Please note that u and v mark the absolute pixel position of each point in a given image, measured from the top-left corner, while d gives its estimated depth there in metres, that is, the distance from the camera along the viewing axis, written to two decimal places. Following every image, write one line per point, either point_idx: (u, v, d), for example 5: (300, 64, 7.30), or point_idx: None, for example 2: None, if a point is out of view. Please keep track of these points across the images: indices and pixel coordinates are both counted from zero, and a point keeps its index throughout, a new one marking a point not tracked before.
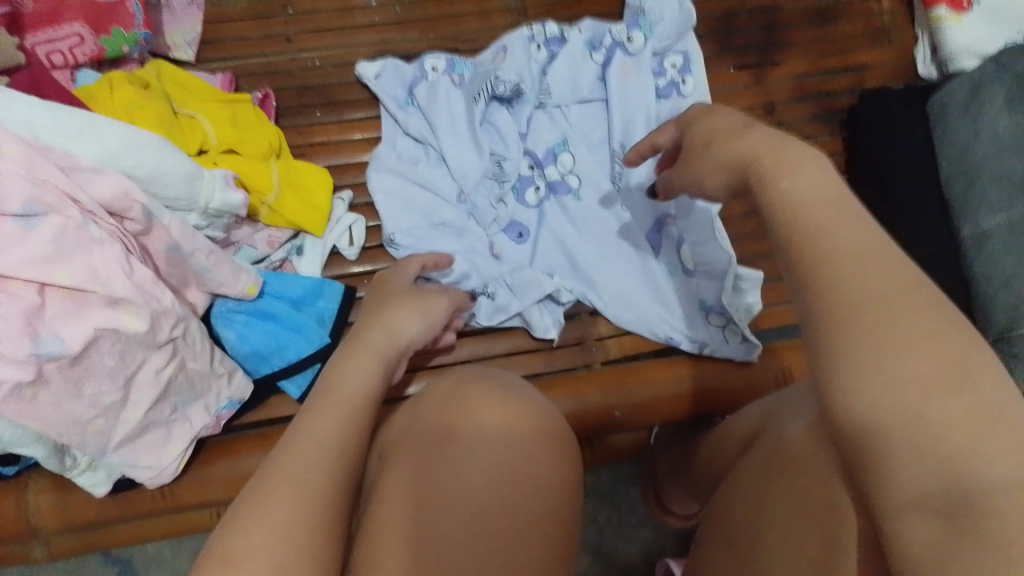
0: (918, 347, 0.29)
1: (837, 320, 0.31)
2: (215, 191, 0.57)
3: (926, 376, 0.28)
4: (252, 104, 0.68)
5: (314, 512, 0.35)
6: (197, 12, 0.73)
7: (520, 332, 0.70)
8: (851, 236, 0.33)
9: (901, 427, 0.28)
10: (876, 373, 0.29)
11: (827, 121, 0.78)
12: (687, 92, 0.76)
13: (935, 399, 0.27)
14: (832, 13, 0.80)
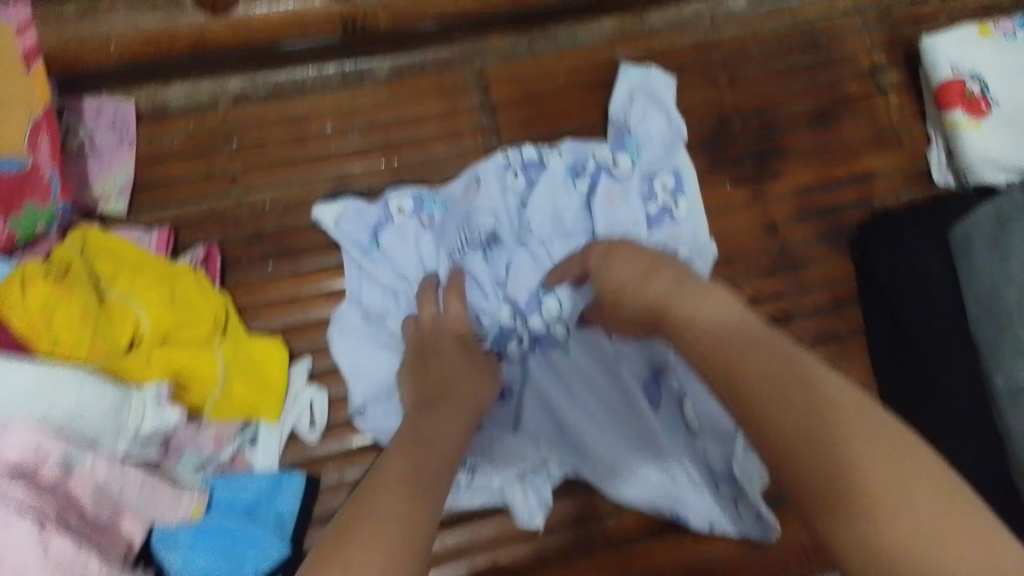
0: (847, 443, 0.33)
1: (786, 438, 0.35)
2: (146, 413, 0.52)
3: (870, 491, 0.32)
4: (192, 272, 0.61)
5: None
6: (128, 154, 0.65)
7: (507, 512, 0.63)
8: (762, 371, 0.37)
9: (906, 552, 0.30)
10: (854, 493, 0.32)
11: (834, 240, 0.70)
12: (681, 214, 0.68)
13: (881, 510, 0.31)
14: (834, 114, 0.73)
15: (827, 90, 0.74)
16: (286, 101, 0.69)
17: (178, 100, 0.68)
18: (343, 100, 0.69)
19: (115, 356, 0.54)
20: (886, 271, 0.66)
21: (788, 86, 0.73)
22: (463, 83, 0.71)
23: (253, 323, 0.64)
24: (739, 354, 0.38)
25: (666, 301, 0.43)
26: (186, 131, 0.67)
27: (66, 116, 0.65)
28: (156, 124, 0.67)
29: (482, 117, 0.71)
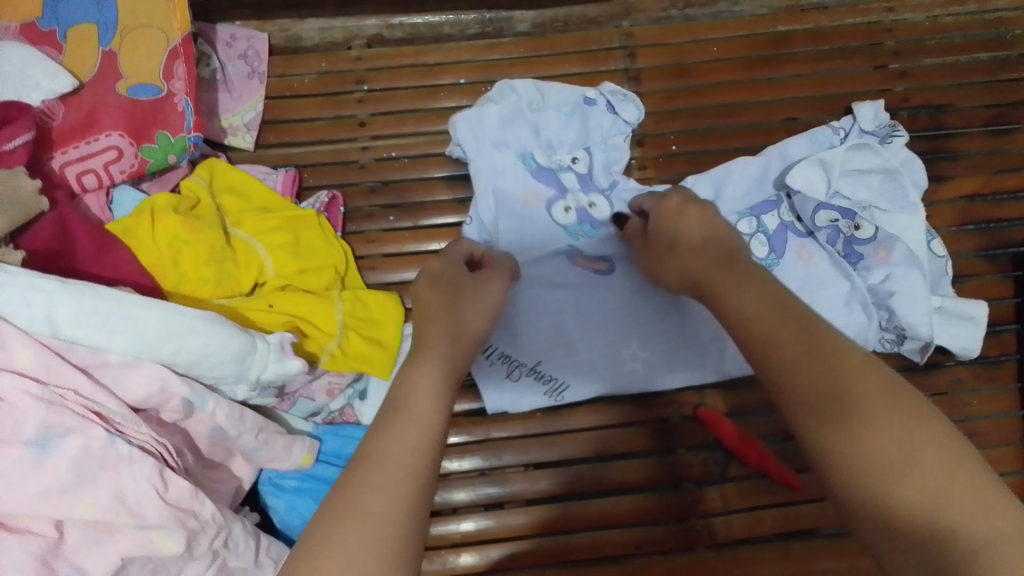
0: (902, 455, 0.32)
1: (824, 372, 0.36)
2: (269, 363, 0.47)
3: (839, 392, 0.35)
4: (318, 216, 0.57)
5: (402, 519, 0.33)
6: (259, 87, 0.63)
7: (624, 501, 0.59)
8: (778, 314, 0.40)
9: (907, 490, 0.31)
10: (852, 429, 0.33)
11: (995, 258, 0.64)
12: (940, 250, 0.61)
13: (842, 417, 0.34)
14: (1011, 117, 0.66)
15: (1008, 89, 0.67)
16: (422, 48, 0.66)
17: (313, 37, 0.66)
18: (480, 52, 0.66)
19: (237, 296, 0.52)
20: None
21: (966, 81, 0.67)
22: (607, 45, 0.67)
23: (369, 276, 0.61)
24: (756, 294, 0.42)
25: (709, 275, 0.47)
26: (318, 69, 0.65)
27: (201, 43, 0.63)
28: (288, 58, 0.65)
29: (624, 82, 0.66)
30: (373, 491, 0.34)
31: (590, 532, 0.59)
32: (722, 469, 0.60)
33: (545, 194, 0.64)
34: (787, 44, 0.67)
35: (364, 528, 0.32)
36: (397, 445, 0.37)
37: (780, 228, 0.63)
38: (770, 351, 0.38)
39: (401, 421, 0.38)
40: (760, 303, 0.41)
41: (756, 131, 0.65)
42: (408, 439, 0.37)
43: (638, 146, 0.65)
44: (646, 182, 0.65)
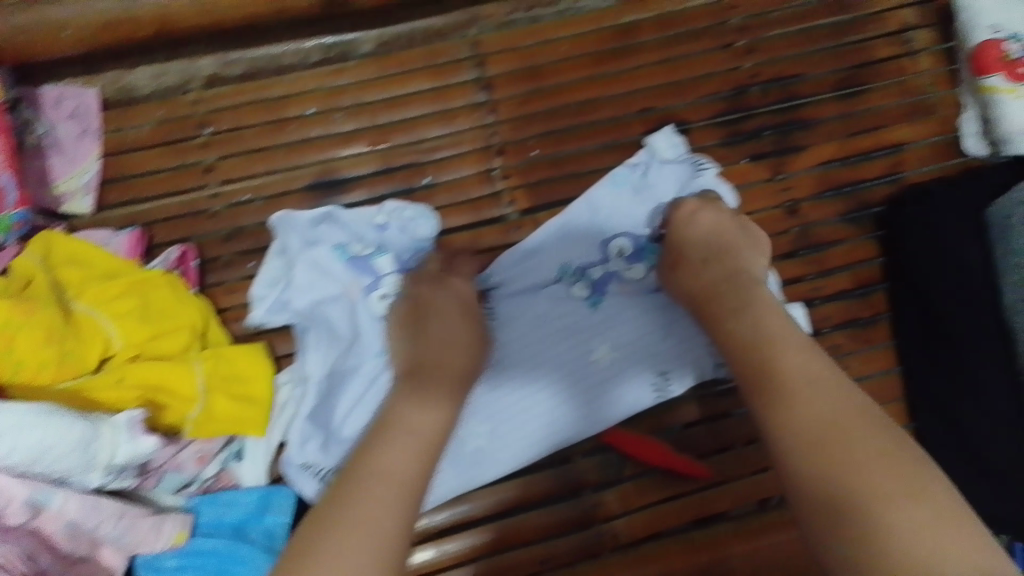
0: (884, 477, 0.37)
1: (767, 359, 0.45)
2: (119, 443, 0.46)
3: (777, 379, 0.43)
4: (166, 275, 0.55)
5: (391, 516, 0.39)
6: (93, 145, 0.60)
7: (529, 518, 0.58)
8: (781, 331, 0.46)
9: (863, 490, 0.37)
10: (779, 391, 0.43)
11: (859, 219, 0.66)
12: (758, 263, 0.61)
13: (792, 405, 0.42)
14: (858, 79, 0.68)
15: (850, 52, 0.68)
16: (264, 82, 0.64)
17: (146, 86, 0.63)
18: (325, 79, 0.64)
19: (83, 376, 0.50)
20: (910, 257, 0.63)
21: (811, 49, 0.68)
22: (456, 58, 0.65)
23: (235, 327, 0.59)
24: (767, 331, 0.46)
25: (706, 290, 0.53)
26: (156, 117, 0.62)
27: (22, 109, 0.60)
28: (121, 112, 0.62)
29: (477, 93, 0.65)
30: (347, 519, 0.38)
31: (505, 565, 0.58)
32: (619, 468, 0.60)
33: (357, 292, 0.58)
34: (633, 34, 0.67)
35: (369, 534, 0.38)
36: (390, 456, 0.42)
37: (598, 256, 0.62)
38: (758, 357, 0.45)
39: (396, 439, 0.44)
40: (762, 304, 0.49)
41: (612, 126, 0.65)
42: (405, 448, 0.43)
43: (501, 155, 0.64)
44: (512, 191, 0.63)
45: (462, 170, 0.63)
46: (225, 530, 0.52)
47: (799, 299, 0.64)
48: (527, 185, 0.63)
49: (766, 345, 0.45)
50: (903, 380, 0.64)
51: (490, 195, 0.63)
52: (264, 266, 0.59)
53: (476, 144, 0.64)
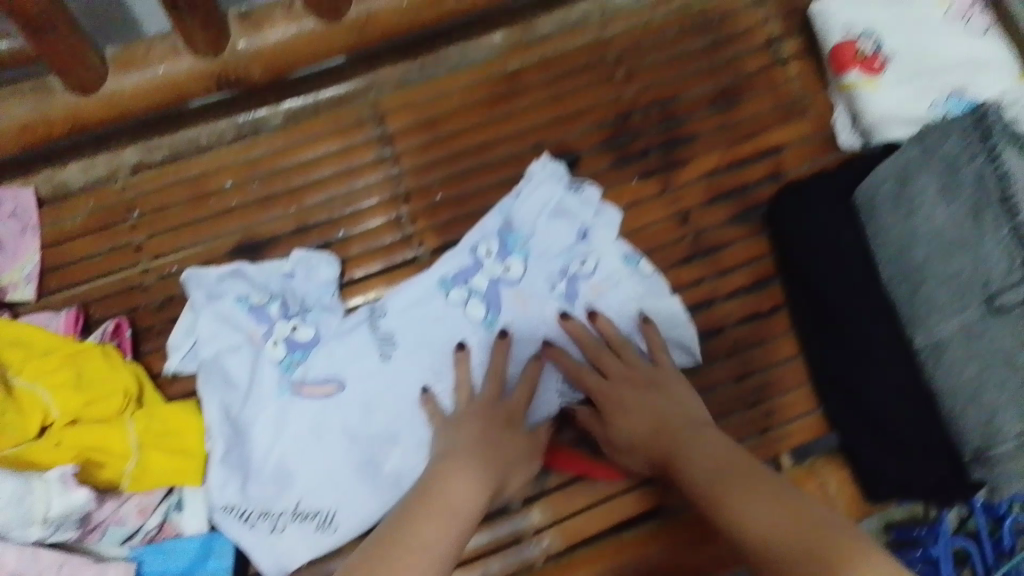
0: (773, 527, 0.40)
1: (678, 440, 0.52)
2: (52, 498, 0.50)
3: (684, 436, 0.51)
4: (100, 346, 0.60)
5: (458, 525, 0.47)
6: (33, 240, 0.66)
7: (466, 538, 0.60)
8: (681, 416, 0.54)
9: (767, 503, 0.42)
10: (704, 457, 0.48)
11: (748, 218, 0.69)
12: (650, 270, 0.66)
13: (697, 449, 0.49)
14: (734, 90, 0.72)
15: (722, 69, 0.72)
16: (184, 163, 0.70)
17: (78, 179, 0.69)
18: (240, 154, 0.70)
19: (24, 442, 0.54)
20: (789, 245, 0.66)
21: (686, 69, 0.72)
22: (357, 119, 0.72)
23: (168, 390, 0.63)
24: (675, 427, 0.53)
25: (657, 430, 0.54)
26: (89, 207, 0.68)
27: None
28: (59, 206, 0.68)
29: (381, 148, 0.71)
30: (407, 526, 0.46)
31: (460, 568, 0.60)
32: (543, 482, 0.62)
33: (259, 335, 0.63)
34: (519, 79, 0.72)
35: (444, 532, 0.46)
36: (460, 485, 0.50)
37: (492, 285, 0.66)
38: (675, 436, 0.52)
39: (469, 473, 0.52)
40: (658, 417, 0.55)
41: (502, 164, 0.70)
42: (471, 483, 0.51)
43: (408, 203, 0.70)
44: (421, 232, 0.69)
45: (374, 220, 0.69)
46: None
47: (699, 300, 0.67)
48: (433, 226, 0.69)
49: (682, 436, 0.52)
50: (807, 366, 0.66)
51: (401, 239, 0.69)
52: (177, 323, 0.64)
53: (384, 194, 0.70)
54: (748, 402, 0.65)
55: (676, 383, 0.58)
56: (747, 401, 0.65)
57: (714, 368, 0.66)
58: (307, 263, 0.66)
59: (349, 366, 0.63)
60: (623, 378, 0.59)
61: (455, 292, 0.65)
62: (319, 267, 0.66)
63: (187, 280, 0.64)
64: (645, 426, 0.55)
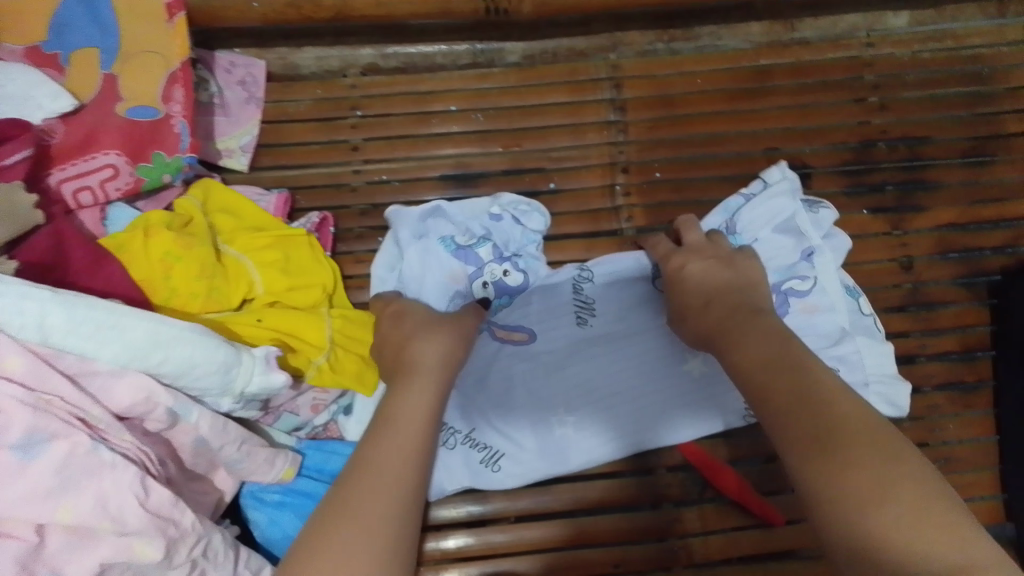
0: (891, 523, 0.36)
1: (772, 350, 0.47)
2: (254, 375, 0.49)
3: (786, 366, 0.45)
4: (307, 236, 0.59)
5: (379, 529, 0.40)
6: (255, 112, 0.65)
7: (613, 522, 0.60)
8: (764, 350, 0.47)
9: (856, 488, 0.38)
10: (805, 372, 0.45)
11: (972, 285, 0.66)
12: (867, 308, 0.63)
13: (823, 378, 0.44)
14: (989, 148, 0.68)
15: (982, 123, 0.69)
16: (415, 76, 0.68)
17: (309, 65, 0.68)
18: (472, 82, 0.68)
19: (227, 311, 0.54)
20: (1003, 325, 0.64)
21: (944, 114, 0.69)
22: (594, 76, 0.69)
23: (357, 296, 0.63)
24: (741, 324, 0.51)
25: (718, 328, 0.52)
26: (313, 95, 0.67)
27: (199, 69, 0.65)
28: (285, 85, 0.67)
29: (610, 113, 0.68)
30: (360, 506, 0.41)
31: (492, 560, 0.59)
32: (702, 488, 0.61)
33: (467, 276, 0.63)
34: (768, 77, 0.69)
35: (365, 521, 0.41)
36: (402, 410, 0.48)
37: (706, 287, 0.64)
38: (735, 332, 0.50)
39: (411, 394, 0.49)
40: (761, 350, 0.48)
41: (729, 161, 0.67)
42: (405, 417, 0.47)
43: (623, 175, 0.67)
44: (631, 209, 0.67)
45: (588, 182, 0.67)
46: (325, 478, 0.56)
47: (902, 352, 0.65)
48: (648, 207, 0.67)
49: (748, 325, 0.50)
50: (1001, 449, 0.64)
51: (610, 209, 0.67)
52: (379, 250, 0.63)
53: (603, 159, 0.67)
54: None
55: (773, 324, 0.50)
56: None
57: (900, 425, 0.63)
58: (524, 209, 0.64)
59: (542, 322, 0.63)
60: (732, 311, 0.52)
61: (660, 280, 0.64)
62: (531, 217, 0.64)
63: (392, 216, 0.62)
64: (764, 356, 0.47)
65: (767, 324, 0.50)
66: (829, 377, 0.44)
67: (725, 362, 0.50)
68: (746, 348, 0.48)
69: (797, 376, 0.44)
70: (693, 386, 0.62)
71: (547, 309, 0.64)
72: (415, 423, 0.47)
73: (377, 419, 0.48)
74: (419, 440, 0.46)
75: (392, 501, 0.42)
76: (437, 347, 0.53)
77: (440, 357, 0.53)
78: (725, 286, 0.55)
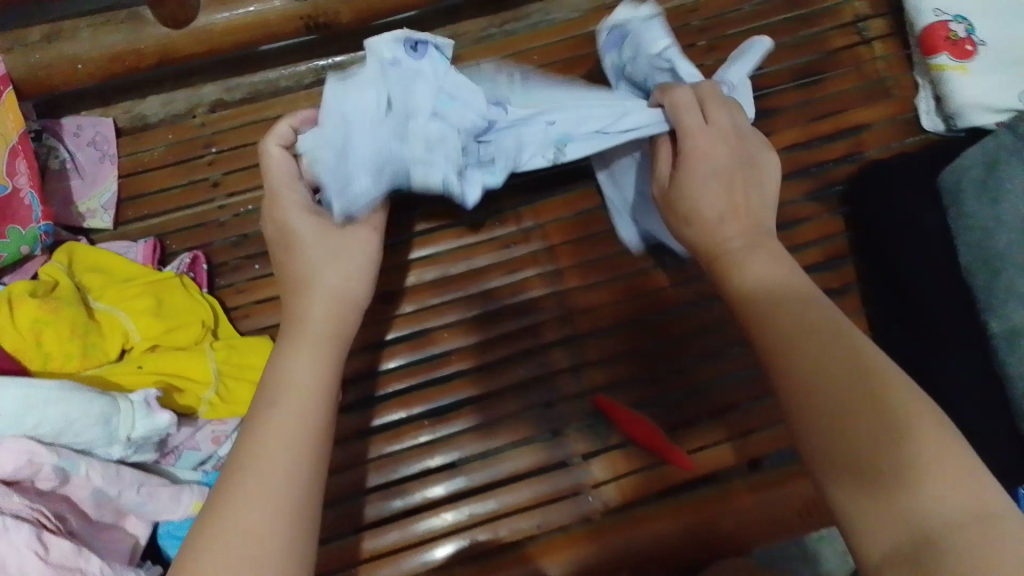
0: (896, 455, 0.35)
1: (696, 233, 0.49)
2: (136, 419, 0.51)
3: (733, 238, 0.47)
4: (178, 276, 0.60)
5: (285, 473, 0.40)
6: (111, 168, 0.67)
7: (531, 485, 0.63)
8: (721, 200, 0.48)
9: (859, 427, 0.36)
10: (736, 267, 0.46)
11: (825, 196, 0.70)
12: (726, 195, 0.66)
13: (756, 262, 0.45)
14: (817, 66, 0.72)
15: (809, 44, 0.73)
16: (263, 103, 0.69)
17: (157, 113, 0.70)
18: (318, 99, 0.70)
19: (105, 364, 0.56)
20: (862, 227, 0.67)
21: (770, 43, 0.72)
22: None
23: (243, 325, 0.64)
24: (701, 183, 0.48)
25: (714, 241, 0.48)
26: (166, 141, 0.68)
27: (45, 138, 0.67)
28: (137, 137, 0.68)
29: None
30: (262, 455, 0.40)
31: (430, 544, 0.62)
32: (606, 438, 0.65)
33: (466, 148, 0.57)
34: None
35: (263, 471, 0.39)
36: (319, 296, 0.48)
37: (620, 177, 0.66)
38: (700, 229, 0.48)
39: (304, 346, 0.46)
40: (709, 206, 0.48)
41: None
42: (312, 353, 0.45)
43: None
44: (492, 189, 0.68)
45: None
46: None
47: None
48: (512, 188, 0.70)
49: (732, 175, 0.49)
50: (877, 343, 0.66)
51: None
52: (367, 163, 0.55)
53: None
54: None
55: (720, 177, 0.48)
56: None
57: None
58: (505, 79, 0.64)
59: (490, 189, 0.64)
60: (716, 134, 0.50)
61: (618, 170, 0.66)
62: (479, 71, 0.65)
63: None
64: (714, 205, 0.48)
65: (716, 175, 0.48)
66: (760, 262, 0.45)
67: (682, 212, 0.49)
68: (683, 198, 0.49)
69: (739, 247, 0.47)
70: (634, 190, 0.65)
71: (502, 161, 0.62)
72: (332, 300, 0.48)
73: (280, 342, 0.46)
74: (329, 329, 0.47)
75: (301, 442, 0.41)
76: (340, 272, 0.49)
77: (342, 279, 0.49)
78: (709, 143, 0.49)
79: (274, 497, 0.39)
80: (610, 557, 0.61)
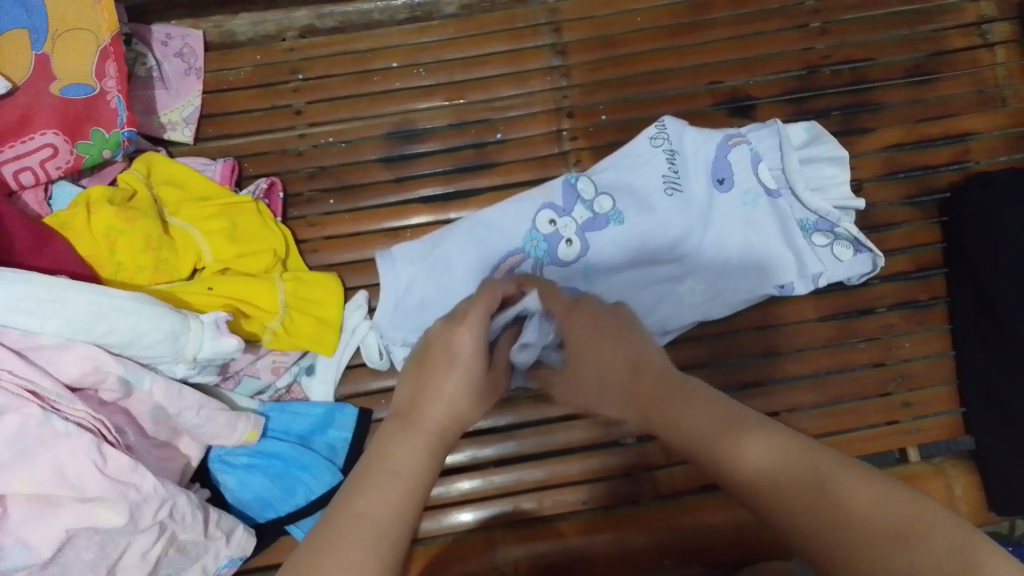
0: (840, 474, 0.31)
1: (610, 347, 0.45)
2: (204, 340, 0.50)
3: (635, 359, 0.43)
4: (256, 202, 0.59)
5: (405, 500, 0.35)
6: (196, 83, 0.66)
7: (579, 462, 0.62)
8: (610, 340, 0.46)
9: (797, 478, 0.31)
10: (644, 367, 0.43)
11: (922, 203, 0.66)
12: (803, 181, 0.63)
13: (657, 362, 0.43)
14: (932, 66, 0.68)
15: (925, 41, 0.69)
16: (353, 35, 0.68)
17: (245, 32, 0.68)
18: (410, 36, 0.68)
19: (176, 282, 0.55)
20: (958, 239, 0.64)
21: (885, 36, 0.69)
22: (534, 22, 0.68)
23: (311, 258, 0.63)
24: (608, 351, 0.45)
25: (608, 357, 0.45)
26: (253, 62, 0.67)
27: (135, 43, 0.65)
28: (223, 54, 0.67)
29: (551, 58, 0.68)
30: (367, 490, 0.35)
31: (472, 504, 0.62)
32: None
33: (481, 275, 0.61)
34: (708, 10, 0.69)
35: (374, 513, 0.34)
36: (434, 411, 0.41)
37: (705, 198, 0.63)
38: (624, 358, 0.44)
39: (409, 434, 0.39)
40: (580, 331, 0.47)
41: (671, 98, 0.67)
42: (414, 439, 0.39)
43: (569, 119, 0.67)
44: (578, 152, 0.66)
45: (533, 129, 0.66)
46: (291, 437, 0.58)
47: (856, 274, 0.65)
48: (595, 149, 0.66)
49: (643, 347, 0.44)
50: (956, 364, 0.64)
51: (558, 154, 0.66)
52: (383, 316, 0.60)
53: (547, 105, 0.67)
54: (883, 389, 0.64)
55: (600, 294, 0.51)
56: (882, 388, 0.64)
57: (855, 347, 0.64)
58: (546, 218, 0.62)
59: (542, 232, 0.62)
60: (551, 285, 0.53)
61: (660, 147, 0.62)
62: (516, 206, 0.62)
63: (383, 321, 0.60)
64: (604, 352, 0.46)
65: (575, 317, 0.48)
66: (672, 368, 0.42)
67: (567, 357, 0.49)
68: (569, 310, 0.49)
69: (684, 390, 0.39)
70: (705, 171, 0.63)
71: (520, 222, 0.62)
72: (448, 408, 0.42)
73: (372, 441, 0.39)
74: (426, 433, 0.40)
75: (409, 475, 0.36)
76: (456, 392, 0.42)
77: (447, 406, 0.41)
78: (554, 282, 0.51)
79: (383, 519, 0.33)
80: (650, 544, 0.61)
